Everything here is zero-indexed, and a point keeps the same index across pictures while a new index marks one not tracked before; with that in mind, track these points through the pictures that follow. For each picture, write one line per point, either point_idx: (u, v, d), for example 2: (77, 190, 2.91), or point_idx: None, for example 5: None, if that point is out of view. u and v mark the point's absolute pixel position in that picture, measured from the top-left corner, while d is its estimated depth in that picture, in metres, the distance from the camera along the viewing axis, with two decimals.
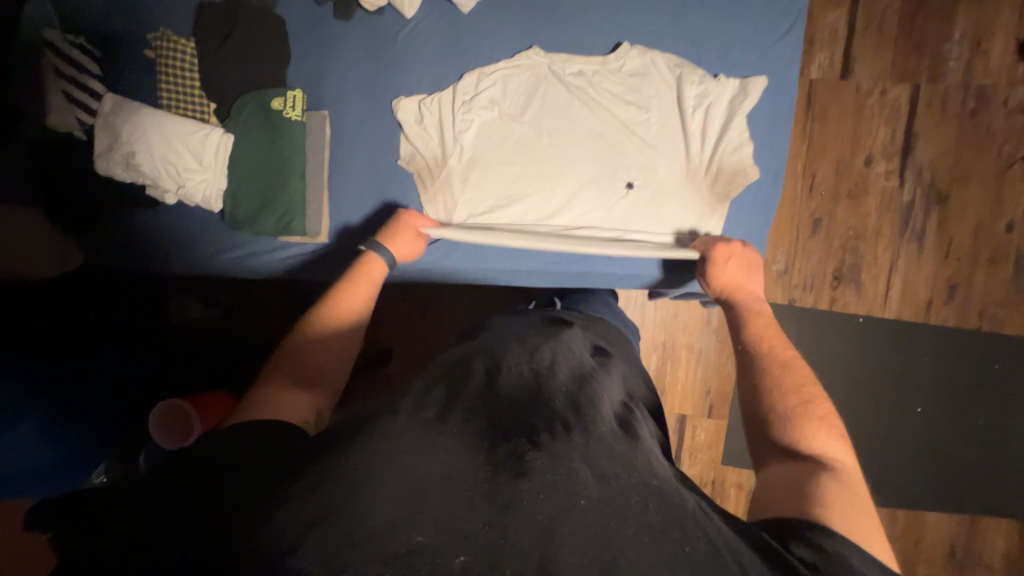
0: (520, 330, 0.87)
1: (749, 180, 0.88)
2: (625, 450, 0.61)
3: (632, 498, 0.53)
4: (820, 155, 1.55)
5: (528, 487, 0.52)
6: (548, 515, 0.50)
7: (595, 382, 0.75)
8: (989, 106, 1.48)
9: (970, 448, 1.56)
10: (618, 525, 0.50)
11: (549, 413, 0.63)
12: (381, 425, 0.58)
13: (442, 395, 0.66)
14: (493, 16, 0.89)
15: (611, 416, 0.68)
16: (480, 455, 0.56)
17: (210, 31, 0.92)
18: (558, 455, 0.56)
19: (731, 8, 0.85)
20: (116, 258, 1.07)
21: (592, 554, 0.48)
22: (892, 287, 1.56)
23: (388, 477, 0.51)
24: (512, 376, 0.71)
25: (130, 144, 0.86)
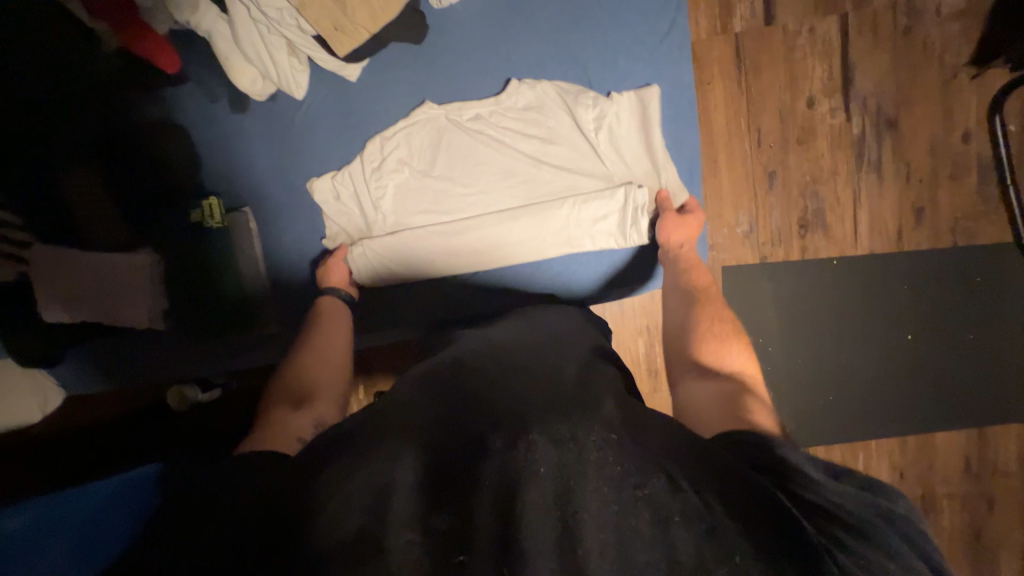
0: (488, 331, 0.83)
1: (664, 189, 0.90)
2: (585, 412, 0.59)
3: (589, 457, 0.52)
4: (761, 107, 1.50)
5: (490, 467, 0.52)
6: (508, 492, 0.49)
7: (563, 358, 0.72)
8: (922, 19, 1.43)
9: (966, 362, 1.56)
10: (577, 485, 0.49)
11: (511, 397, 0.61)
12: (359, 434, 0.56)
13: (403, 396, 0.63)
14: (382, 80, 0.90)
15: (577, 382, 0.66)
16: (444, 446, 0.55)
17: (117, 161, 0.94)
18: (516, 433, 0.55)
19: (610, 20, 0.86)
20: (91, 373, 1.05)
21: (554, 517, 0.47)
22: (859, 223, 1.54)
23: (352, 484, 0.50)
24: (477, 365, 0.69)
25: (72, 292, 0.90)
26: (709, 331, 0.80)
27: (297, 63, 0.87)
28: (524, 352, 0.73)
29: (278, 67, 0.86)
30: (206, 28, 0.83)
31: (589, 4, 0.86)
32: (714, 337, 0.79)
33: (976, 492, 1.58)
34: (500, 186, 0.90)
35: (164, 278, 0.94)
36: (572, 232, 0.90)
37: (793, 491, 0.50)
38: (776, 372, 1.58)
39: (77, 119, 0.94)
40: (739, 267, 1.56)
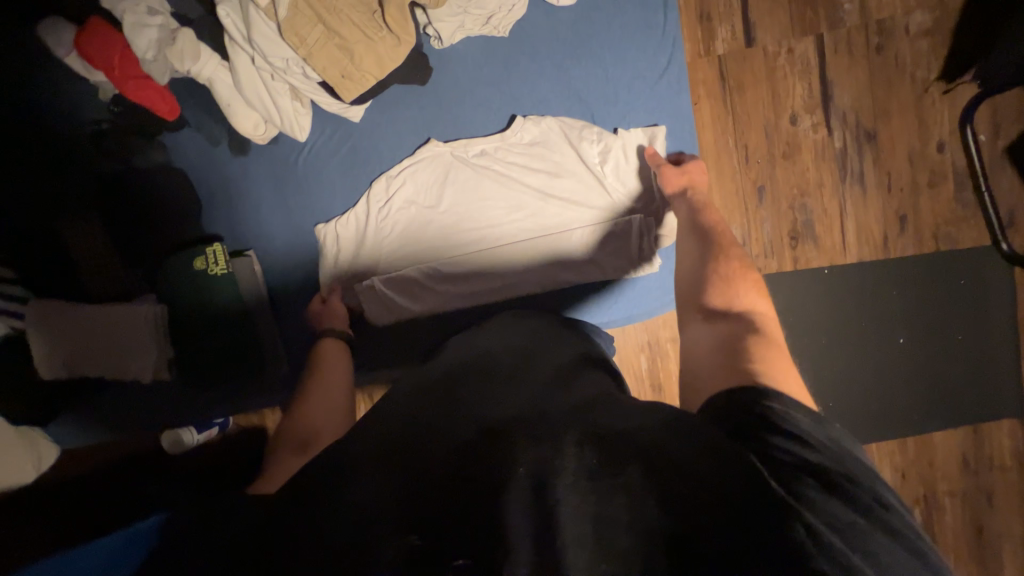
0: (482, 338, 0.81)
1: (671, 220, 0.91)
2: (570, 410, 0.56)
3: (566, 447, 0.48)
4: (747, 125, 1.55)
5: (469, 468, 0.48)
6: (486, 491, 0.45)
7: (560, 363, 0.71)
8: (892, 38, 1.51)
9: (956, 361, 1.61)
10: (553, 475, 0.45)
11: (495, 404, 0.59)
12: (343, 452, 0.54)
13: (390, 415, 0.61)
14: (386, 119, 0.90)
15: (570, 387, 0.64)
16: (419, 455, 0.52)
17: (116, 209, 0.92)
18: (495, 436, 0.52)
19: (609, 57, 0.88)
20: (89, 427, 1.00)
21: (528, 510, 0.43)
22: (847, 232, 1.59)
23: (333, 505, 0.48)
24: (466, 374, 0.68)
25: (72, 348, 0.88)
26: (713, 274, 0.77)
27: (300, 107, 0.87)
28: (514, 360, 0.71)
29: (281, 111, 0.85)
30: (207, 75, 0.82)
31: (587, 42, 0.88)
32: (720, 280, 0.75)
33: (975, 488, 1.62)
34: (508, 213, 0.90)
35: (166, 328, 0.92)
36: (579, 259, 0.91)
37: (781, 459, 0.48)
38: None
39: (71, 167, 0.92)
40: None
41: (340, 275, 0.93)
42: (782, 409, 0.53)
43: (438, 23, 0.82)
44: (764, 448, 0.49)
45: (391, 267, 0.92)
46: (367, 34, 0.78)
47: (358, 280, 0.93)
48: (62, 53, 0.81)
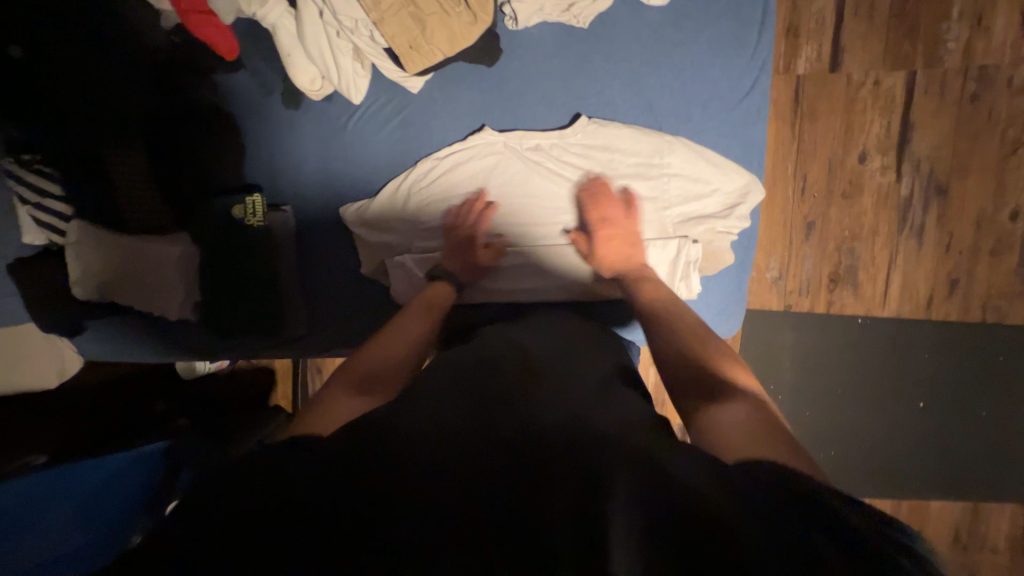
0: (525, 335, 0.77)
1: (724, 265, 0.86)
2: (624, 429, 0.54)
3: (615, 454, 0.48)
4: (811, 155, 1.47)
5: (516, 475, 0.47)
6: (531, 508, 0.44)
7: (607, 376, 0.68)
8: (991, 88, 1.39)
9: (973, 438, 1.56)
10: (602, 480, 0.45)
11: (537, 398, 0.58)
12: (380, 421, 0.53)
13: (425, 389, 0.61)
14: (443, 97, 0.87)
15: (618, 403, 0.61)
16: (461, 433, 0.52)
17: (163, 142, 0.92)
18: (539, 428, 0.52)
19: (689, 70, 0.82)
20: (106, 353, 1.01)
21: (577, 511, 0.43)
22: (891, 286, 1.52)
23: (368, 473, 0.47)
24: (512, 367, 0.66)
25: (104, 275, 0.90)
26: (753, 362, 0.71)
27: (360, 69, 0.83)
28: (562, 362, 0.69)
29: (341, 72, 0.82)
30: (272, 21, 0.80)
31: (670, 51, 0.82)
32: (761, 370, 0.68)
33: (959, 562, 1.60)
34: (559, 210, 0.86)
35: (198, 270, 0.93)
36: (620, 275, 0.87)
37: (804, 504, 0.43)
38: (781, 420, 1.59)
39: (132, 95, 0.92)
40: (759, 311, 1.57)
41: (371, 249, 0.91)
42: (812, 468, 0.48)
43: (517, 3, 0.78)
44: (789, 486, 0.45)
45: (423, 248, 0.89)
46: (444, 8, 0.76)
47: (387, 252, 0.91)
48: None
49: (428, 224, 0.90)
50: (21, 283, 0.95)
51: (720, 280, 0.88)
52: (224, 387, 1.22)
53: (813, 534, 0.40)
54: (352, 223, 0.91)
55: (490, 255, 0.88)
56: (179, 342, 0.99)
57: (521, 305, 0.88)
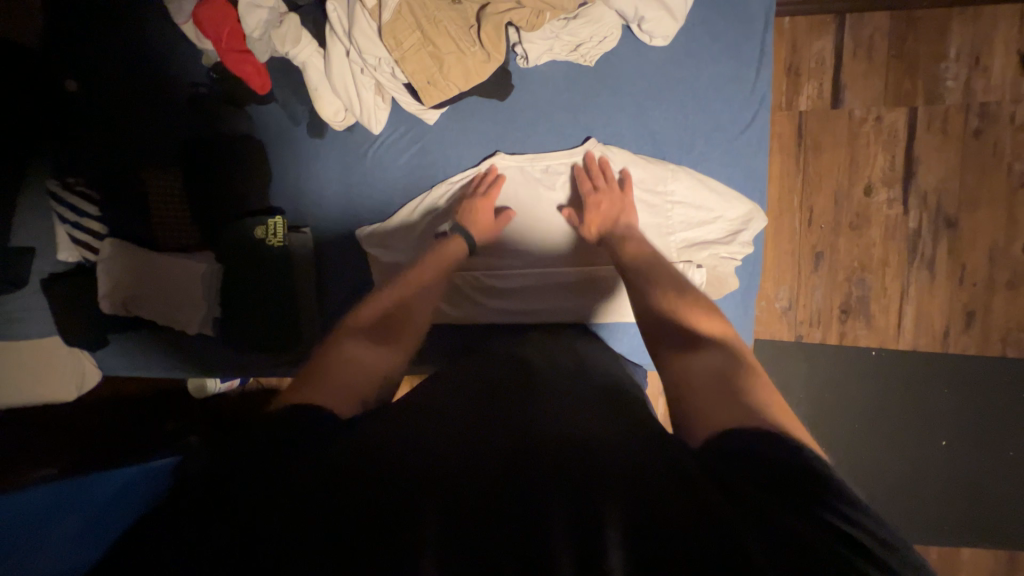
0: (532, 350, 0.79)
1: (729, 289, 0.87)
2: (626, 435, 0.55)
3: (616, 462, 0.49)
4: (816, 187, 1.49)
5: (521, 474, 0.47)
6: (535, 506, 0.44)
7: (609, 386, 0.69)
8: (994, 124, 1.41)
9: (1002, 479, 1.48)
10: (602, 488, 0.45)
11: (541, 408, 0.59)
12: (389, 428, 0.55)
13: (433, 402, 0.63)
14: (458, 127, 0.92)
15: (620, 411, 0.62)
16: (465, 439, 0.53)
17: (195, 168, 0.98)
18: (543, 435, 0.53)
19: (692, 103, 0.85)
20: (125, 365, 1.05)
21: (576, 515, 0.43)
22: (905, 317, 1.49)
23: (376, 471, 0.48)
24: (517, 379, 0.68)
25: (129, 287, 0.95)
26: None
27: (381, 102, 0.90)
28: (566, 375, 0.70)
29: (363, 104, 0.89)
30: (303, 58, 0.87)
31: (674, 86, 0.85)
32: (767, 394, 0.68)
33: None
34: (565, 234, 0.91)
35: (220, 288, 0.97)
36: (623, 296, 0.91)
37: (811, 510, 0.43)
38: None
39: (172, 125, 1.00)
40: (770, 341, 1.55)
41: (385, 268, 0.95)
42: (829, 470, 0.48)
43: (528, 44, 0.83)
44: (790, 477, 0.46)
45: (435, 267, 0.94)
46: (460, 47, 0.80)
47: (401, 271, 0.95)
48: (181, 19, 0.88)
49: (442, 245, 0.94)
50: (52, 296, 0.99)
51: (727, 304, 0.88)
52: (233, 404, 1.23)
53: (819, 539, 0.40)
54: (369, 242, 0.96)
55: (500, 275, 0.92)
56: (197, 356, 1.02)
57: (528, 324, 0.90)
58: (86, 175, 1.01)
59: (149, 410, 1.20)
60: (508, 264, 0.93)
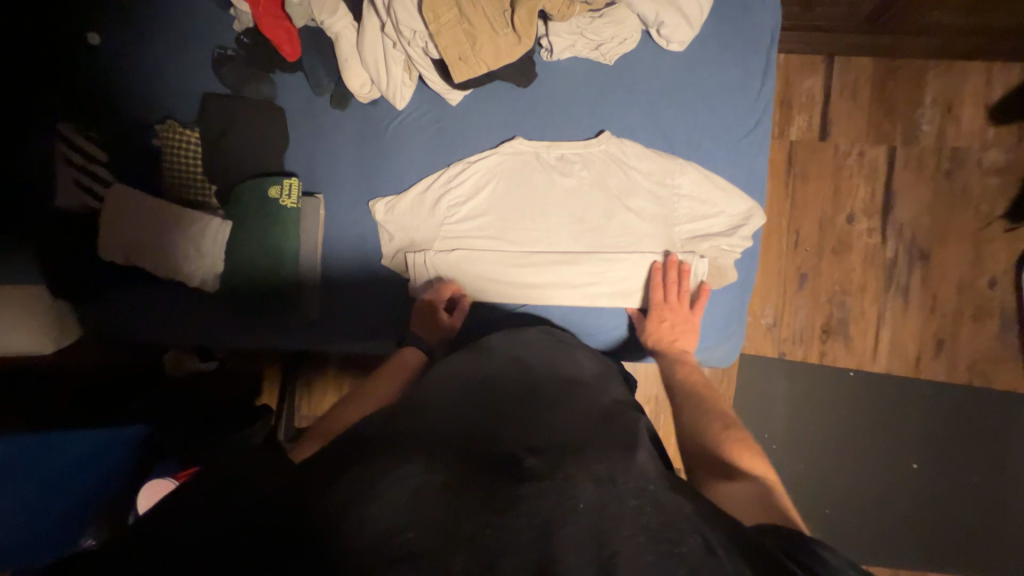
0: (528, 352, 0.82)
1: (728, 281, 0.92)
2: (622, 454, 0.58)
3: (629, 502, 0.50)
4: (803, 212, 1.58)
5: (527, 490, 0.50)
6: (544, 519, 0.47)
7: (598, 398, 0.73)
8: (963, 167, 1.54)
9: (969, 505, 1.53)
10: (614, 527, 0.47)
11: (548, 432, 0.61)
12: (391, 436, 0.57)
13: (439, 416, 0.63)
14: (480, 110, 0.96)
15: (611, 426, 0.65)
16: (476, 464, 0.54)
17: (213, 125, 0.98)
18: (552, 464, 0.54)
19: (701, 106, 0.91)
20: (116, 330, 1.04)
21: (588, 556, 0.44)
22: (880, 341, 1.57)
23: (385, 479, 0.49)
24: (511, 388, 0.71)
25: (124, 237, 0.92)
26: None
27: (408, 80, 0.93)
28: (560, 386, 0.73)
29: (391, 78, 0.92)
30: (337, 29, 0.91)
31: (685, 89, 0.91)
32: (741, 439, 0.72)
33: None
34: (575, 220, 0.93)
35: (228, 246, 0.96)
36: (629, 283, 0.92)
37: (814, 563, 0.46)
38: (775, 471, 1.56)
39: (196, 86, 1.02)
40: (755, 357, 1.60)
41: (395, 241, 0.97)
42: None
43: (554, 37, 0.88)
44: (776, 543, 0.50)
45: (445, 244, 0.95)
46: (493, 28, 0.81)
47: (412, 245, 0.97)
48: None
49: (457, 227, 0.96)
50: (48, 248, 0.98)
51: (723, 295, 0.94)
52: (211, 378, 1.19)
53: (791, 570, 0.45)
54: (381, 216, 0.97)
55: (508, 255, 0.94)
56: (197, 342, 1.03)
57: (534, 302, 0.94)
58: (103, 124, 1.01)
59: (131, 380, 1.17)
60: (518, 246, 0.95)
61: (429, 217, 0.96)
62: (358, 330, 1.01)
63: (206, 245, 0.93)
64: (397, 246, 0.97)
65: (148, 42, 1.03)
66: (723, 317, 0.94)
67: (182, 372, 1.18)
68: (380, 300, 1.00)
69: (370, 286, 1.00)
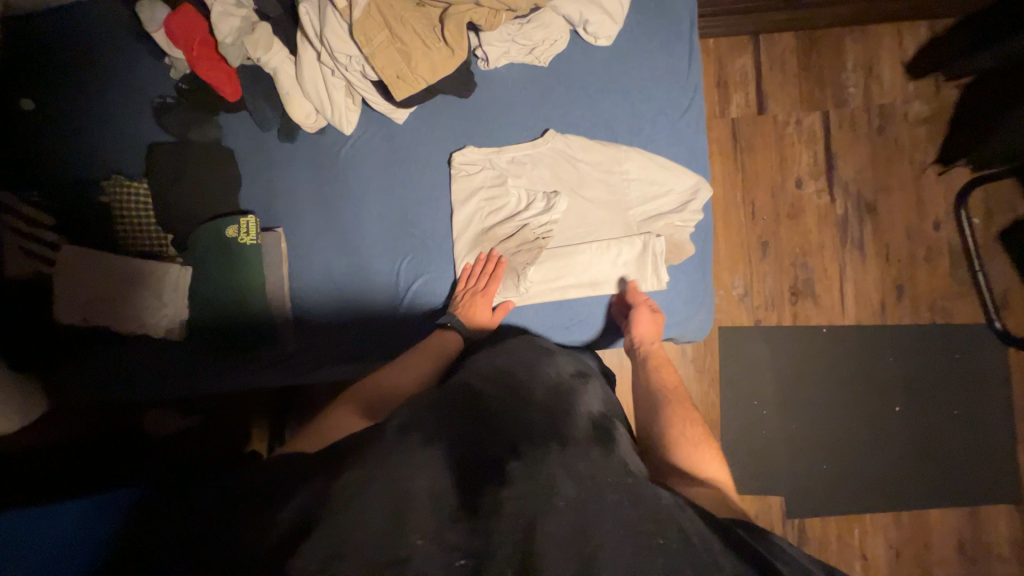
0: (502, 351, 0.84)
1: (688, 254, 0.95)
2: (599, 453, 0.64)
3: (606, 498, 0.55)
4: (755, 183, 1.65)
5: (511, 493, 0.54)
6: (528, 519, 0.51)
7: (575, 393, 0.77)
8: (892, 122, 1.64)
9: (954, 438, 1.60)
10: (595, 524, 0.51)
11: (527, 427, 0.64)
12: (373, 447, 0.58)
13: (417, 420, 0.63)
14: (427, 126, 0.98)
15: (587, 425, 0.70)
16: (456, 473, 0.56)
17: (162, 173, 0.98)
18: (536, 462, 0.58)
19: (635, 93, 0.96)
20: (84, 395, 1.00)
21: (572, 553, 0.49)
22: (846, 295, 1.64)
23: (378, 498, 0.51)
24: (494, 387, 0.72)
25: (80, 300, 0.92)
26: None
27: (352, 104, 0.95)
28: (541, 386, 0.75)
29: (334, 105, 0.94)
30: (274, 65, 0.92)
31: (619, 80, 0.96)
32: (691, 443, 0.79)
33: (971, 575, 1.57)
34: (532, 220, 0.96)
35: (190, 291, 0.97)
36: (594, 272, 0.96)
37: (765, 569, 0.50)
38: (769, 437, 1.60)
39: (141, 139, 1.02)
40: (732, 327, 1.64)
41: (366, 264, 1.00)
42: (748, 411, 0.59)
43: (488, 46, 0.91)
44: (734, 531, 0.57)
45: (413, 263, 0.99)
46: (426, 42, 0.84)
47: (383, 264, 1.00)
48: (151, 28, 0.91)
49: (429, 241, 0.99)
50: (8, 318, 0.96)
51: (685, 269, 0.97)
52: (201, 427, 1.14)
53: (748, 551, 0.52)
54: (350, 242, 1.00)
55: (474, 261, 0.97)
56: (167, 391, 0.98)
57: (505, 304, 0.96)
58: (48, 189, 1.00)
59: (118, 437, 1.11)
60: (480, 252, 0.97)
61: (398, 237, 0.99)
62: (336, 355, 0.99)
63: (164, 294, 0.94)
64: (368, 269, 1.00)
65: (86, 100, 1.02)
66: (689, 290, 0.98)
67: (168, 431, 1.12)
68: (359, 325, 1.00)
69: (344, 312, 1.00)
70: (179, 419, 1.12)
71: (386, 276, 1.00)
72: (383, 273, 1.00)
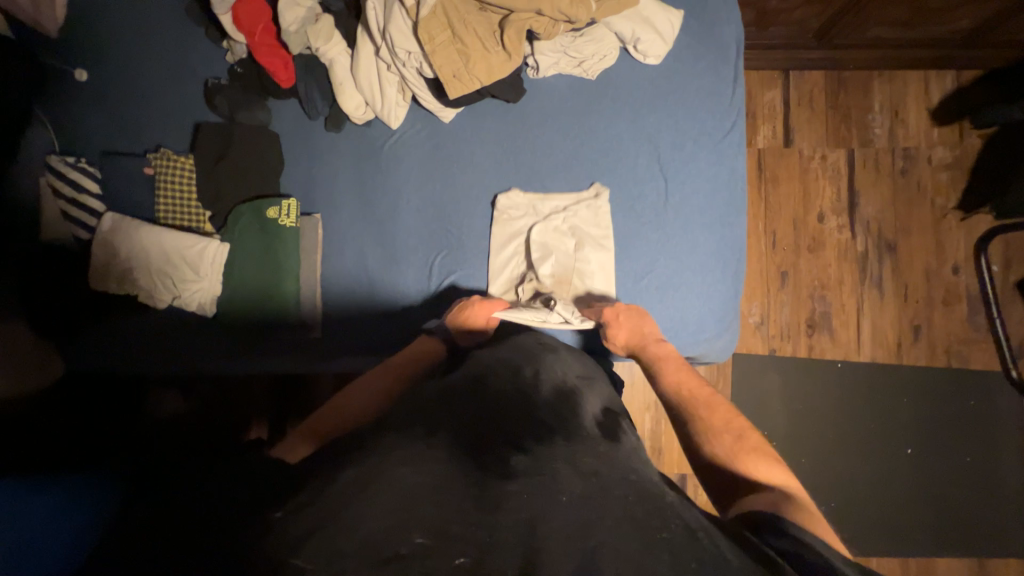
0: (507, 348, 0.81)
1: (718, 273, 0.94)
2: (607, 449, 0.62)
3: (612, 492, 0.54)
4: (777, 214, 1.67)
5: (514, 488, 0.53)
6: (531, 514, 0.51)
7: (579, 394, 0.74)
8: (916, 165, 1.66)
9: (965, 487, 1.57)
10: (599, 519, 0.51)
11: (531, 421, 0.63)
12: (374, 438, 0.58)
13: (436, 409, 0.64)
14: (472, 126, 1.00)
15: (593, 423, 0.68)
16: (462, 469, 0.55)
17: (208, 150, 0.99)
18: (542, 458, 0.57)
19: (680, 111, 0.98)
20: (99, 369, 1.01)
21: (575, 550, 0.48)
22: (862, 331, 1.64)
23: (385, 491, 0.51)
24: (496, 381, 0.71)
25: (116, 266, 0.92)
26: None
27: (401, 100, 0.97)
28: (548, 386, 0.72)
29: (386, 99, 0.96)
30: (331, 56, 0.95)
31: (664, 98, 0.98)
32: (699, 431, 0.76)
33: None
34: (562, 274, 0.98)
35: (225, 269, 0.97)
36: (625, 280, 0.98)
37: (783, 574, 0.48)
38: None
39: (190, 117, 1.04)
40: (746, 355, 1.64)
41: (399, 255, 1.00)
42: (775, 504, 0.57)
43: (539, 55, 0.93)
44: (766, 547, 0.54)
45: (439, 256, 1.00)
46: (486, 46, 0.87)
47: (413, 258, 1.00)
48: (218, 11, 0.93)
49: (462, 238, 1.00)
50: (40, 282, 0.97)
51: (717, 287, 0.98)
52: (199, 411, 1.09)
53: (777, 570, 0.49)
54: (383, 233, 1.01)
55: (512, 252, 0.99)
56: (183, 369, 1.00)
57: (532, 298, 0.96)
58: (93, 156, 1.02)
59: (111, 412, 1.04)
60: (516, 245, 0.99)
61: (428, 233, 1.00)
62: (354, 345, 0.99)
63: (196, 271, 0.94)
64: (399, 261, 1.00)
65: (140, 76, 1.05)
66: (718, 308, 0.98)
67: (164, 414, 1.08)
68: (388, 317, 0.99)
69: (368, 304, 1.00)
70: (179, 401, 1.10)
71: (414, 266, 1.00)
72: (411, 266, 1.00)
